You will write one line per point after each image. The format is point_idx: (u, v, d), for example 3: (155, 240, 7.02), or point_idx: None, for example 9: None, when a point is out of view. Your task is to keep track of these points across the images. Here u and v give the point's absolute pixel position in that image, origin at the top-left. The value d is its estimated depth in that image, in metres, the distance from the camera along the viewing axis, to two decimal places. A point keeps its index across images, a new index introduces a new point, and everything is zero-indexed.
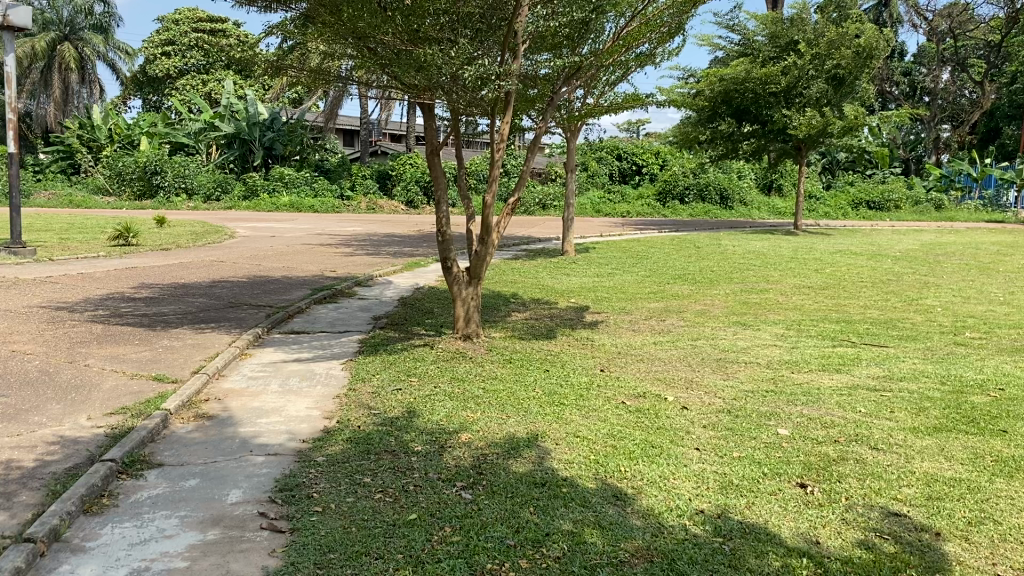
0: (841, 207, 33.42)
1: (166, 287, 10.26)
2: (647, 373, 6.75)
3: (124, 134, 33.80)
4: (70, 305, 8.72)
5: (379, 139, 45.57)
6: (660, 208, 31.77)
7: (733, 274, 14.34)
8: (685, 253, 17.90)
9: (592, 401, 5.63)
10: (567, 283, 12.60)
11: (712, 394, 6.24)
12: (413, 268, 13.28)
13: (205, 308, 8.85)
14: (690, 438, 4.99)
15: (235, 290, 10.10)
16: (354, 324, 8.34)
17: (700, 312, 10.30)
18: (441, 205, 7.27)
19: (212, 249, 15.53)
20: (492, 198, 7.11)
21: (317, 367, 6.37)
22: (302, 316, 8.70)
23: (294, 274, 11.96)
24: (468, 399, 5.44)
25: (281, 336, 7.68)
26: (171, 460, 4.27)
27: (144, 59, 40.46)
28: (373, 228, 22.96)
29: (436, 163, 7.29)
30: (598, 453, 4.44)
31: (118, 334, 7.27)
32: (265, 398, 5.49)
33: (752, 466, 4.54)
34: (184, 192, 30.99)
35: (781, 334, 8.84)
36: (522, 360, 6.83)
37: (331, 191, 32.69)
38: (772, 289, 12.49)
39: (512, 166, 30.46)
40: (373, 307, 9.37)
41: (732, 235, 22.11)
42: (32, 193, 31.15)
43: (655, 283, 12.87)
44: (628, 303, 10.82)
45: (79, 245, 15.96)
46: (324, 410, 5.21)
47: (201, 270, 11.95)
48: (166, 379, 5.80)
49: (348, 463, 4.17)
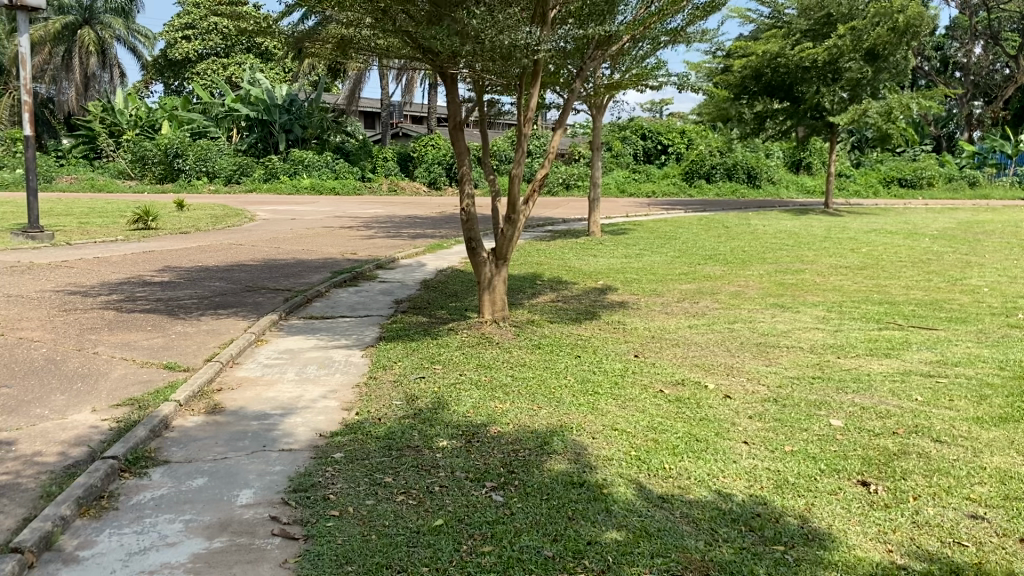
0: (872, 185, 32.69)
1: (184, 270, 9.99)
2: (684, 359, 6.38)
3: (145, 118, 33.74)
4: (84, 289, 8.47)
5: (401, 121, 45.23)
6: (685, 188, 31.26)
7: (765, 254, 13.88)
8: (715, 233, 17.43)
9: (628, 389, 5.28)
10: (595, 265, 12.20)
11: (756, 380, 5.86)
12: (436, 250, 12.95)
13: (221, 292, 8.57)
14: (735, 431, 4.62)
15: (253, 273, 9.82)
16: (375, 308, 8.02)
17: (734, 293, 9.89)
18: (464, 182, 6.90)
19: (231, 232, 15.28)
20: (519, 175, 6.73)
21: (336, 354, 6.05)
22: (321, 300, 8.39)
23: (314, 257, 11.67)
24: (496, 387, 5.11)
25: (300, 321, 7.37)
26: (178, 456, 3.97)
27: (165, 43, 40.35)
28: (395, 209, 22.66)
29: (459, 138, 6.92)
30: (639, 448, 4.09)
31: (131, 320, 6.99)
32: (281, 388, 5.17)
33: (807, 462, 4.17)
34: (205, 176, 30.88)
35: (823, 316, 8.42)
36: (551, 345, 6.47)
37: (352, 173, 32.44)
38: (807, 270, 12.05)
39: (536, 146, 30.03)
40: (395, 291, 9.05)
41: (762, 215, 21.58)
42: (55, 177, 31.20)
43: (686, 264, 12.45)
44: (659, 285, 10.42)
45: (99, 229, 15.78)
46: (342, 400, 4.90)
47: (220, 253, 11.68)
48: (177, 368, 5.51)
49: (367, 460, 3.83)
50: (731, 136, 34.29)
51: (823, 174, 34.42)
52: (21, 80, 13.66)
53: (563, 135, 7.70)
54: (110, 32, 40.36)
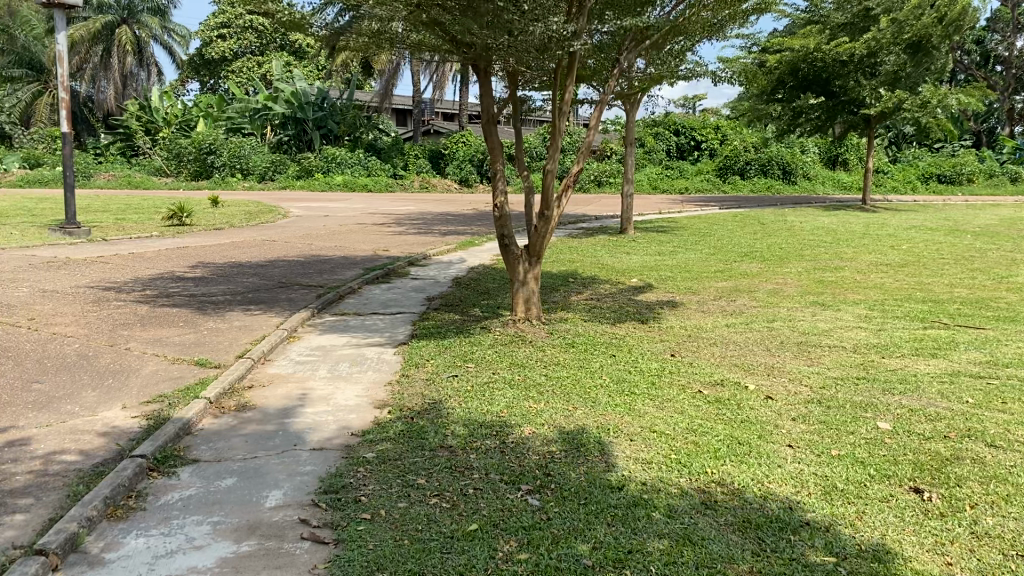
0: (910, 181, 32.09)
1: (217, 266, 9.99)
2: (722, 359, 6.23)
3: (180, 115, 34.07)
4: (118, 285, 8.49)
5: (432, 118, 45.28)
6: (719, 184, 30.93)
7: (803, 251, 13.61)
8: (751, 229, 17.16)
9: (666, 390, 5.14)
10: (629, 262, 12.04)
11: (798, 382, 5.69)
12: (467, 247, 12.86)
13: (254, 288, 8.54)
14: (778, 433, 4.46)
15: (285, 269, 9.80)
16: (406, 305, 7.92)
17: (772, 291, 9.68)
18: (497, 178, 6.77)
19: (264, 229, 15.31)
20: (553, 170, 6.59)
21: (367, 352, 5.96)
22: (353, 297, 8.34)
23: (346, 253, 11.64)
24: (530, 386, 5.00)
25: (332, 317, 7.29)
26: (208, 455, 3.90)
27: (200, 42, 40.72)
28: (427, 206, 22.64)
29: (492, 133, 6.80)
30: (679, 451, 3.95)
31: (163, 315, 6.97)
32: (311, 386, 5.09)
33: (856, 467, 3.99)
34: (239, 173, 31.13)
35: (865, 314, 8.19)
36: (586, 344, 6.34)
37: (384, 170, 32.51)
38: (847, 267, 11.78)
39: (568, 142, 29.83)
40: (427, 287, 8.97)
41: (799, 211, 21.21)
42: (93, 174, 31.63)
43: (722, 261, 12.24)
44: (695, 283, 10.24)
45: (134, 226, 15.92)
46: (374, 398, 4.81)
47: (253, 250, 11.69)
48: (209, 364, 5.46)
49: (400, 460, 3.73)
50: (766, 131, 33.84)
51: (860, 170, 33.84)
52: (58, 77, 13.78)
53: (598, 128, 7.55)
54: (146, 32, 40.81)
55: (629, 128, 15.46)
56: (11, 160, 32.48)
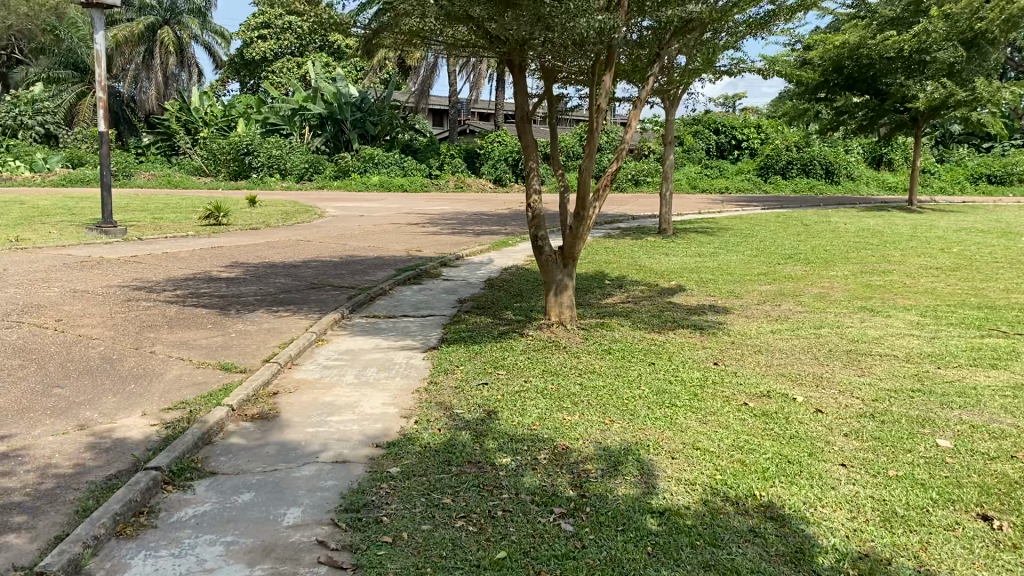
0: (958, 181, 31.27)
1: (250, 266, 9.89)
2: (768, 369, 5.94)
3: (220, 115, 34.29)
4: (149, 285, 8.41)
5: (469, 118, 45.19)
6: (760, 184, 30.39)
7: (849, 253, 13.20)
8: (794, 230, 16.74)
9: (709, 402, 4.88)
10: (668, 263, 11.75)
11: (849, 394, 5.39)
12: (501, 247, 12.65)
13: (285, 288, 8.40)
14: (831, 451, 4.19)
15: (317, 270, 9.67)
16: (439, 308, 7.72)
17: (817, 296, 9.36)
18: (531, 177, 6.54)
19: (299, 228, 15.24)
20: (589, 168, 6.34)
21: (397, 357, 5.76)
22: (385, 298, 8.16)
23: (380, 254, 11.49)
24: (566, 397, 4.77)
25: (362, 319, 7.11)
26: (226, 467, 3.72)
27: (241, 42, 41.05)
28: (462, 206, 22.48)
29: (526, 131, 6.56)
30: (724, 471, 3.70)
31: (192, 317, 6.85)
32: (337, 392, 4.91)
33: (917, 490, 3.70)
34: (276, 172, 31.26)
35: (917, 321, 7.84)
36: (624, 351, 6.09)
37: (420, 170, 32.46)
38: (896, 270, 11.38)
39: (606, 141, 29.49)
40: (459, 289, 8.76)
41: (843, 212, 20.68)
42: (133, 174, 31.97)
43: (764, 264, 11.91)
44: (736, 286, 9.93)
45: (171, 225, 15.95)
46: (402, 407, 4.60)
47: (286, 250, 11.59)
48: (234, 368, 5.30)
49: (426, 477, 3.51)
50: (809, 130, 33.19)
51: (906, 171, 33.06)
52: (96, 77, 13.83)
53: (638, 125, 7.27)
54: (187, 33, 41.22)
55: (668, 128, 15.14)
56: (55, 160, 32.95)
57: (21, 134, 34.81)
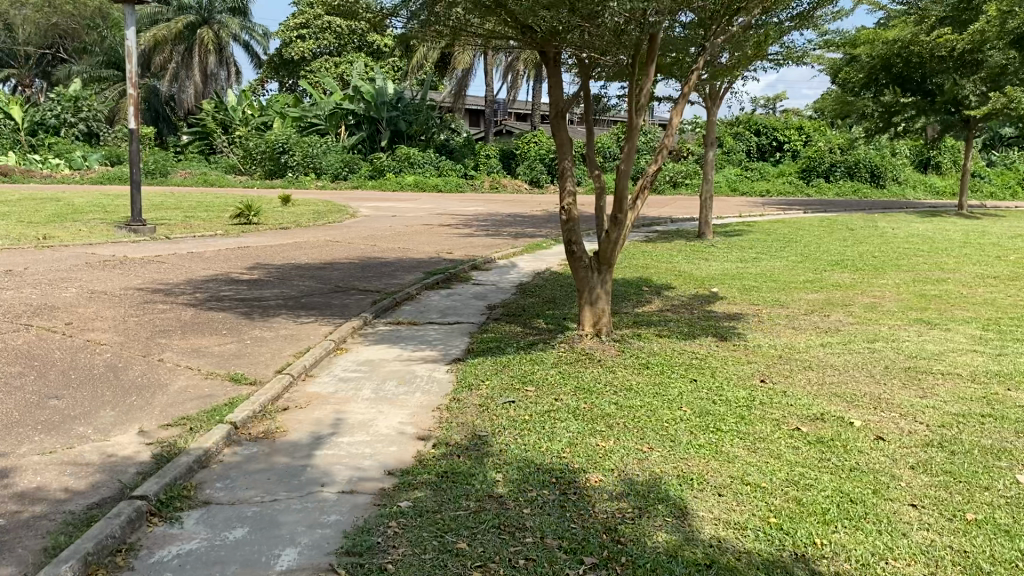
0: (1010, 185, 30.21)
1: (275, 267, 9.61)
2: (819, 389, 5.49)
3: (257, 114, 34.27)
4: (169, 287, 8.13)
5: (506, 118, 44.84)
6: (803, 186, 29.64)
7: (899, 260, 12.63)
8: (839, 235, 16.14)
9: (757, 427, 4.44)
10: (708, 269, 11.28)
11: (913, 419, 4.91)
12: (534, 250, 12.28)
13: (309, 291, 8.09)
14: (896, 487, 3.72)
15: (343, 272, 9.35)
16: (466, 315, 7.34)
17: (868, 306, 8.86)
18: (565, 178, 6.13)
19: (330, 228, 14.96)
20: (627, 168, 5.92)
21: (419, 369, 5.39)
22: (411, 303, 7.81)
23: (410, 255, 11.16)
24: (599, 419, 4.36)
25: (386, 326, 6.74)
26: (221, 496, 3.36)
27: (280, 42, 41.09)
28: (497, 207, 22.15)
29: (560, 128, 6.14)
30: (780, 513, 3.26)
31: (208, 321, 6.53)
32: (352, 409, 4.54)
33: (1002, 539, 3.22)
34: (312, 172, 31.18)
35: (979, 335, 7.29)
36: (662, 365, 5.66)
37: (455, 171, 32.17)
38: (951, 279, 10.77)
39: (645, 142, 28.93)
40: (489, 295, 8.38)
41: (891, 217, 19.97)
42: (171, 172, 32.11)
43: (810, 270, 11.37)
44: (781, 294, 9.46)
45: (202, 224, 15.79)
46: (420, 426, 4.23)
47: (314, 251, 11.30)
48: (244, 380, 4.95)
49: (440, 513, 3.13)
50: (853, 133, 32.31)
51: (954, 175, 32.07)
52: (128, 74, 13.69)
53: (680, 123, 6.82)
54: (226, 31, 41.34)
55: (709, 129, 14.62)
56: (94, 158, 33.24)
57: (63, 132, 35.17)
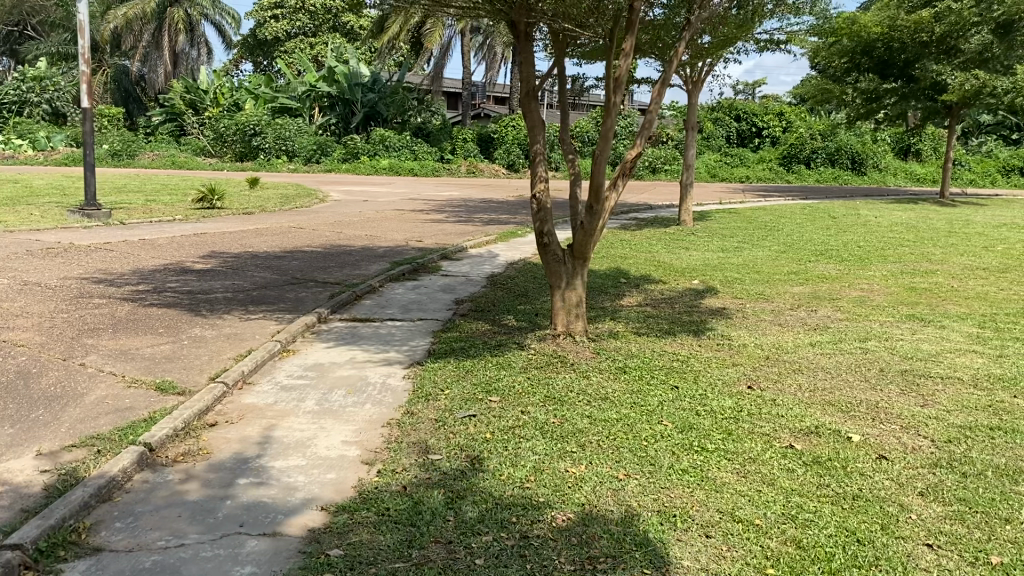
0: (990, 173, 30.06)
1: (230, 256, 9.02)
2: (811, 397, 5.04)
3: (228, 95, 33.36)
4: (111, 277, 7.54)
5: (484, 101, 44.16)
6: (783, 173, 29.37)
7: (884, 250, 12.23)
8: (823, 224, 15.75)
9: (747, 444, 3.97)
10: (688, 259, 10.82)
11: (917, 432, 4.45)
12: (508, 238, 11.77)
13: (261, 283, 7.52)
14: (907, 521, 3.27)
15: (303, 262, 8.77)
16: (431, 310, 6.80)
17: (856, 300, 8.44)
18: (537, 162, 5.61)
19: (296, 214, 14.33)
20: (604, 153, 5.40)
21: (372, 376, 4.85)
22: (372, 297, 7.27)
23: (376, 243, 10.60)
24: (569, 437, 3.86)
25: (341, 323, 6.20)
26: (118, 538, 2.84)
27: (254, 22, 40.11)
28: (472, 192, 21.57)
29: (532, 108, 5.60)
30: (777, 565, 2.78)
31: (144, 319, 5.96)
32: (291, 426, 4.01)
33: None
34: (284, 154, 30.44)
35: (976, 334, 6.87)
36: (640, 369, 5.17)
37: (431, 154, 31.56)
38: (939, 271, 10.38)
39: (623, 127, 28.45)
40: (457, 287, 7.85)
41: (872, 205, 19.65)
42: (138, 154, 31.18)
43: (793, 261, 10.95)
44: (765, 287, 9.02)
45: (163, 208, 15.11)
46: (365, 447, 3.71)
47: (275, 238, 10.71)
48: (172, 389, 4.41)
49: (375, 567, 2.63)
50: (834, 119, 31.97)
51: (934, 162, 31.82)
52: (79, 49, 12.96)
53: (662, 104, 6.31)
54: (197, 9, 40.26)
55: (690, 114, 14.12)
56: (58, 139, 32.23)
57: (28, 111, 34.13)
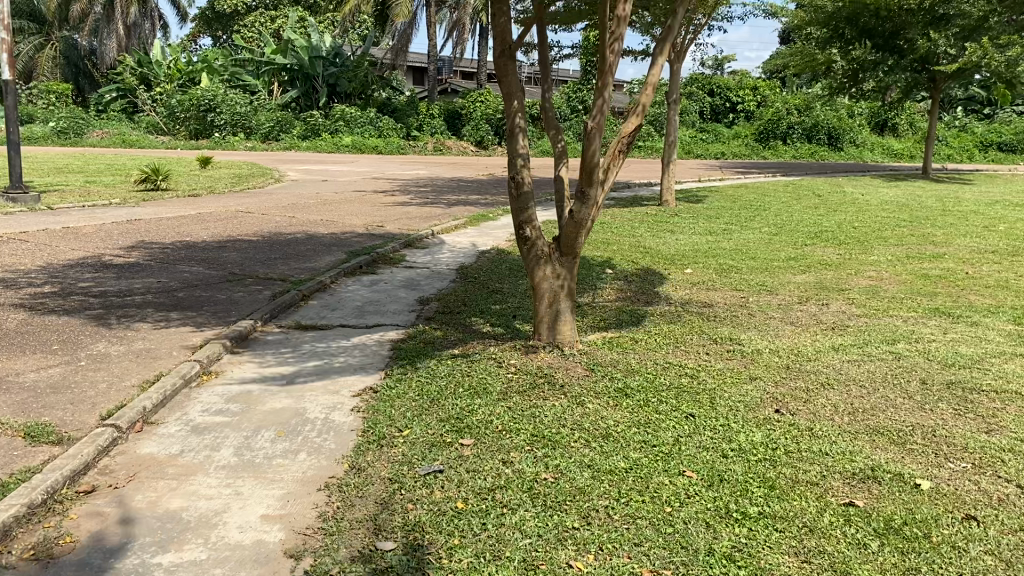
0: (968, 148, 29.57)
1: (162, 247, 7.91)
2: (854, 424, 4.13)
3: (183, 70, 31.70)
4: (12, 276, 6.42)
5: (450, 77, 42.87)
6: (759, 149, 28.69)
7: (881, 232, 11.44)
8: (810, 203, 14.93)
9: (797, 506, 3.06)
10: (675, 244, 9.90)
11: (1002, 476, 3.53)
12: (478, 222, 10.76)
13: (190, 280, 6.46)
14: None
15: (244, 253, 7.70)
16: (390, 313, 5.78)
17: (867, 291, 7.58)
18: (515, 138, 4.61)
19: (246, 196, 13.18)
20: (596, 124, 4.39)
21: (311, 409, 3.83)
22: (321, 297, 6.22)
23: (330, 230, 9.54)
24: (570, 502, 2.92)
25: (278, 334, 5.16)
26: None
27: None
28: (438, 171, 20.50)
29: (509, 72, 4.56)
30: None
31: (38, 331, 4.89)
32: (195, 493, 3.00)
33: None
34: (241, 131, 28.98)
35: (1015, 332, 6.02)
36: (645, 391, 4.22)
37: (396, 130, 30.28)
38: (947, 255, 9.57)
39: None
40: (421, 283, 6.84)
41: (856, 182, 18.92)
42: (87, 133, 29.54)
43: (788, 245, 10.08)
44: (765, 276, 8.12)
45: (102, 191, 13.85)
46: (289, 531, 2.71)
47: (218, 225, 9.58)
48: (46, 434, 3.37)
49: None
50: (809, 93, 31.24)
51: (911, 137, 31.17)
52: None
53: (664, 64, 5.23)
54: None
55: (671, 87, 13.15)
56: None
57: None
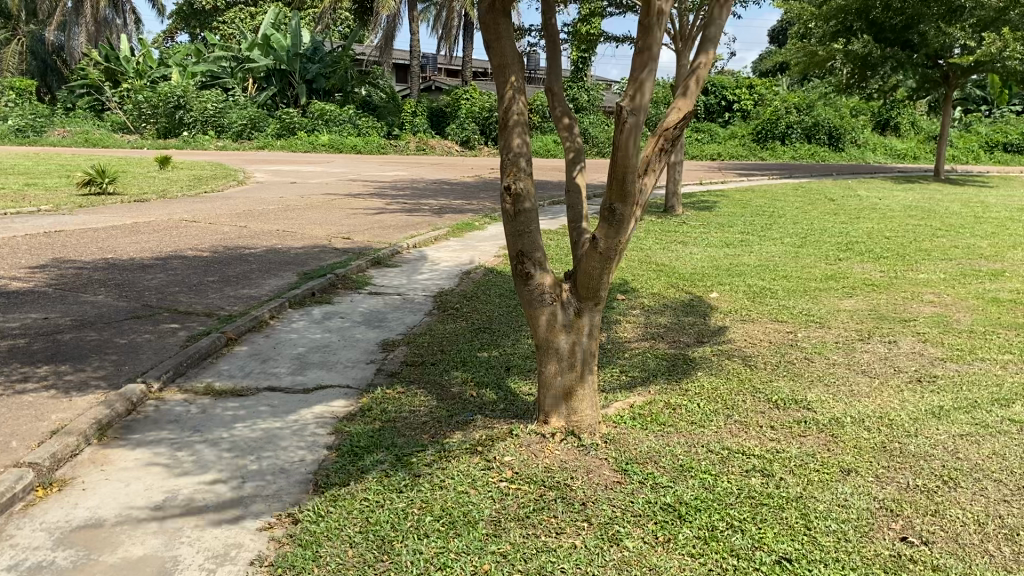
0: (974, 150, 28.35)
1: (72, 268, 6.44)
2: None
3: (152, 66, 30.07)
4: None
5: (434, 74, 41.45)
6: (756, 150, 27.54)
7: (919, 243, 10.10)
8: (827, 208, 13.62)
9: None
10: (691, 259, 8.52)
11: None
12: (461, 231, 9.36)
13: (85, 317, 5.01)
14: None
15: (171, 276, 6.25)
16: (342, 365, 4.34)
17: (937, 321, 6.21)
18: (510, 128, 3.18)
19: (200, 201, 11.70)
20: (633, 107, 2.94)
21: (187, 561, 2.41)
22: (256, 338, 4.78)
23: (285, 243, 8.10)
24: None
25: (180, 405, 3.69)
26: None
27: None
28: (419, 171, 19.09)
29: (501, 34, 3.10)
30: None
31: None
32: None
33: None
34: (212, 129, 27.43)
35: None
36: (704, 515, 2.79)
37: (376, 129, 28.73)
38: (1006, 272, 8.24)
39: (587, 101, 26.11)
40: (388, 317, 5.40)
41: (868, 184, 17.62)
42: (48, 131, 27.96)
43: (820, 259, 8.74)
44: (807, 301, 6.75)
45: (39, 194, 12.35)
46: None
47: (152, 237, 8.11)
48: None
49: None
50: (809, 91, 29.95)
51: (913, 137, 30.04)
52: None
53: None
54: None
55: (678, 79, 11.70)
56: None
57: None
